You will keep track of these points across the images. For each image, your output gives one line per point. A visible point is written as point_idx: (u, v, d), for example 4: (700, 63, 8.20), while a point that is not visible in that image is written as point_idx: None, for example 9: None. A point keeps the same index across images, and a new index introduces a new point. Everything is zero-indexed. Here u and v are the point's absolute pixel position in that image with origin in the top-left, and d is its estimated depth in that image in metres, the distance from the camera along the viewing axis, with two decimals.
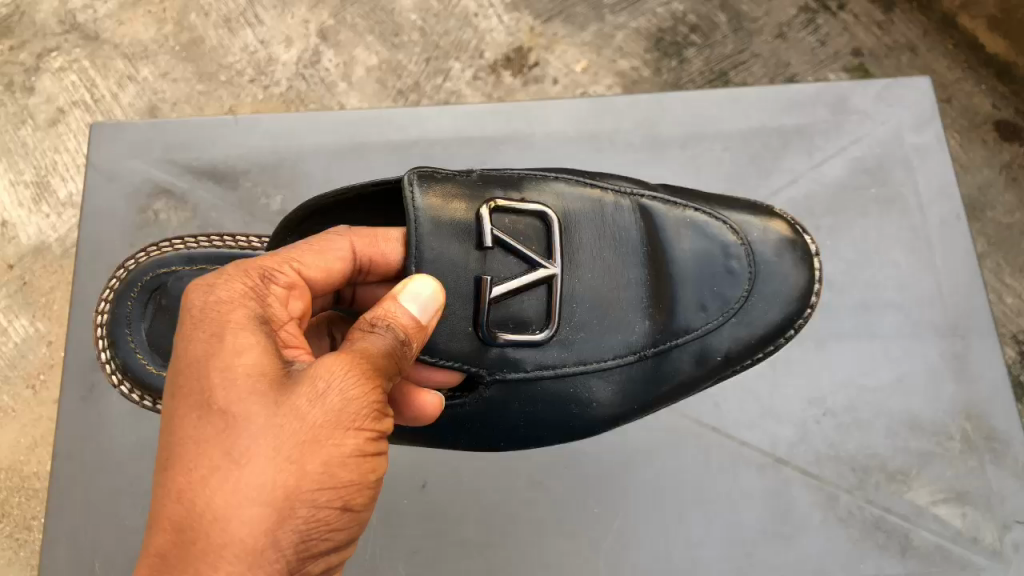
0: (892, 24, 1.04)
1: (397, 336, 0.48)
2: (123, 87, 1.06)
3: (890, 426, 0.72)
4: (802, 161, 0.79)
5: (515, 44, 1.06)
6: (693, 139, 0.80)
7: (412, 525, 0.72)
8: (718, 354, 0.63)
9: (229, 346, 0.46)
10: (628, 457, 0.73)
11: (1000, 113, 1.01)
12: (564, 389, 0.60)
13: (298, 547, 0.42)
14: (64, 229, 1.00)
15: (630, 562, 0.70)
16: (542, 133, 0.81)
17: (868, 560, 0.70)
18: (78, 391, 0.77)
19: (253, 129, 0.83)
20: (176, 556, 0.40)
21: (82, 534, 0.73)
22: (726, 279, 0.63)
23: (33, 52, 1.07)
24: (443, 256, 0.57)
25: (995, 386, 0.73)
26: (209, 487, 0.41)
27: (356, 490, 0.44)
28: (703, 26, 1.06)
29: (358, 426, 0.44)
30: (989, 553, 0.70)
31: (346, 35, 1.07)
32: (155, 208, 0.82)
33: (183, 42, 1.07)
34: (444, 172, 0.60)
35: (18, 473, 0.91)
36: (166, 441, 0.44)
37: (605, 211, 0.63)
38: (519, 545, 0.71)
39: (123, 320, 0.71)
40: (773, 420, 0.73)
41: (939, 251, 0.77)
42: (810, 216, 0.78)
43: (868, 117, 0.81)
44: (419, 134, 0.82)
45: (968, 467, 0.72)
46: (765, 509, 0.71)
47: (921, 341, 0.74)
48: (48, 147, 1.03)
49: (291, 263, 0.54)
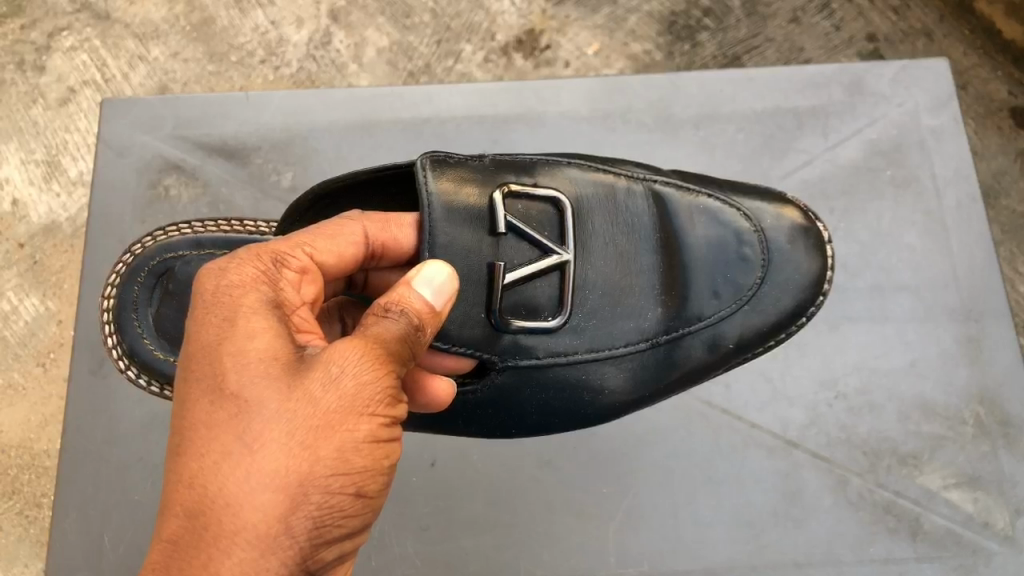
0: (908, 9, 1.03)
1: (411, 321, 0.48)
2: (134, 67, 1.05)
3: (902, 409, 0.72)
4: (817, 143, 0.79)
5: (527, 27, 1.05)
6: (706, 120, 0.79)
7: (421, 502, 0.72)
8: (729, 341, 0.63)
9: (241, 330, 0.46)
10: (637, 440, 0.73)
11: (1017, 101, 1.00)
12: (576, 376, 0.60)
13: (311, 534, 0.42)
14: (75, 209, 1.00)
15: (639, 545, 0.70)
16: (554, 112, 0.80)
17: (877, 543, 0.70)
18: (87, 367, 0.77)
19: (265, 105, 0.83)
20: (188, 541, 0.41)
21: (91, 505, 0.74)
22: (740, 267, 0.63)
23: (43, 31, 1.07)
24: (455, 242, 0.57)
25: (1010, 370, 0.72)
26: (221, 473, 0.41)
27: (371, 476, 0.44)
28: (717, 9, 1.05)
29: (371, 411, 0.44)
30: (1001, 538, 0.70)
31: (357, 16, 1.07)
32: (166, 183, 0.82)
33: (193, 22, 1.07)
34: (456, 156, 0.60)
35: (28, 451, 0.92)
36: (179, 426, 0.44)
37: (618, 198, 0.63)
38: (529, 527, 0.71)
39: (129, 305, 0.71)
40: (784, 403, 0.73)
41: (955, 235, 0.76)
42: (823, 198, 0.77)
43: (885, 99, 0.80)
44: (431, 112, 0.81)
45: (980, 452, 0.71)
46: (776, 491, 0.71)
47: (935, 325, 0.74)
48: (59, 127, 1.03)
49: (303, 247, 0.54)
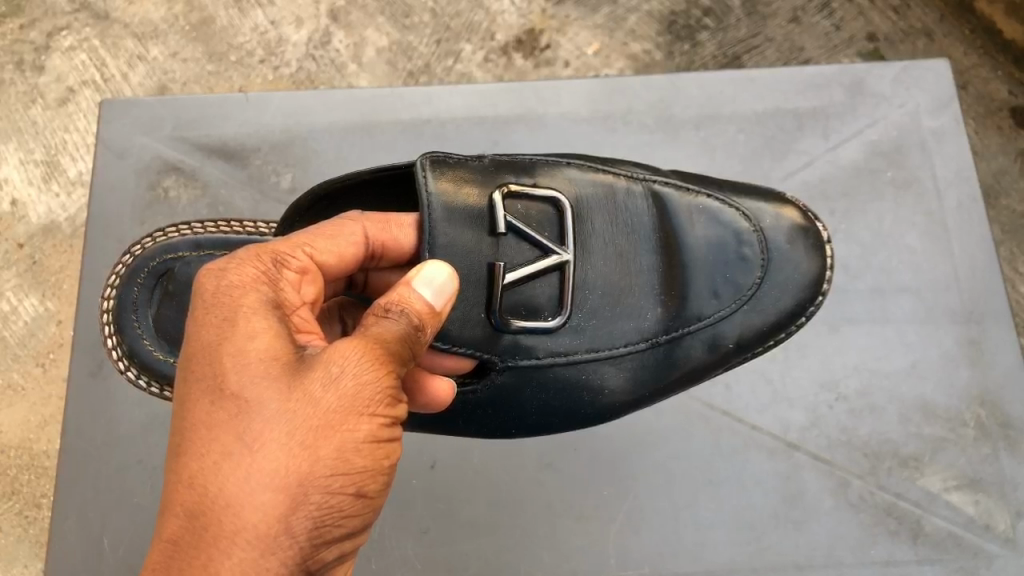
0: (908, 8, 1.03)
1: (411, 321, 0.48)
2: (133, 67, 1.05)
3: (903, 411, 0.72)
4: (818, 144, 0.79)
5: (526, 27, 1.05)
6: (707, 120, 0.79)
7: (421, 505, 0.72)
8: (729, 341, 0.63)
9: (241, 330, 0.46)
10: (638, 441, 0.73)
11: (1017, 100, 0.99)
12: (576, 377, 0.60)
13: (312, 534, 0.42)
14: (74, 209, 1.00)
15: (639, 546, 0.70)
16: (554, 112, 0.80)
17: (878, 545, 0.70)
18: (87, 368, 0.77)
19: (265, 106, 0.83)
20: (188, 542, 0.41)
21: (91, 508, 0.74)
22: (739, 267, 0.62)
23: (42, 30, 1.07)
24: (455, 242, 0.57)
25: (1011, 372, 0.72)
26: (222, 473, 0.41)
27: (371, 476, 0.44)
28: (717, 9, 1.05)
29: (372, 411, 0.44)
30: (1002, 540, 0.70)
31: (356, 15, 1.06)
32: (165, 184, 0.81)
33: (192, 22, 1.07)
34: (456, 157, 0.60)
35: (27, 452, 0.92)
36: (179, 426, 0.44)
37: (617, 198, 0.63)
38: (529, 528, 0.71)
39: (129, 305, 0.71)
40: (784, 405, 0.73)
41: (956, 236, 0.76)
42: (824, 199, 0.77)
43: (885, 99, 0.80)
44: (431, 113, 0.81)
45: (981, 454, 0.71)
46: (776, 493, 0.71)
47: (935, 326, 0.74)
48: (58, 127, 1.02)
49: (304, 247, 0.54)
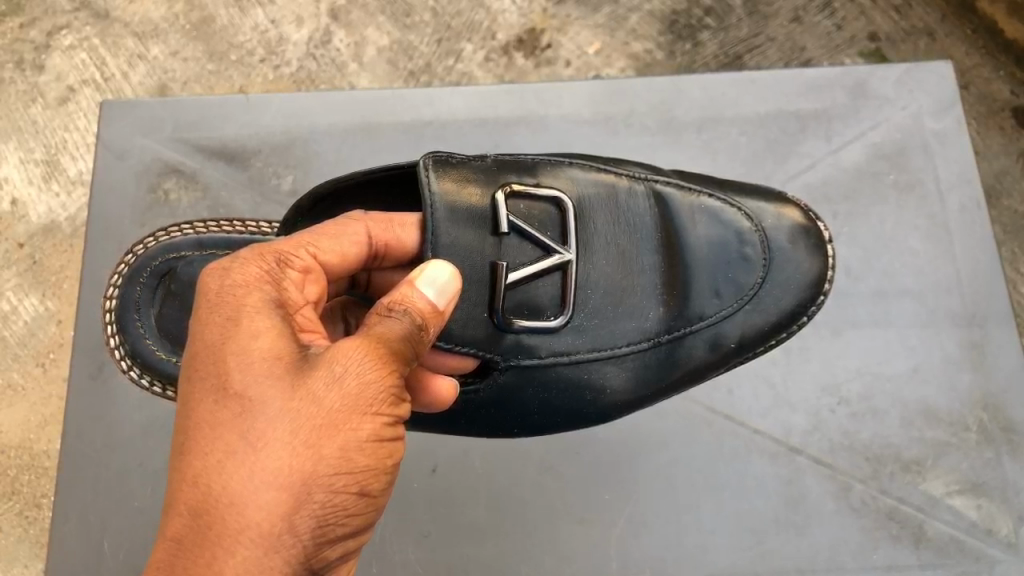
0: (910, 8, 1.03)
1: (414, 321, 0.48)
2: (133, 66, 1.05)
3: (905, 415, 0.72)
4: (820, 146, 0.79)
5: (527, 26, 1.05)
6: (709, 122, 0.79)
7: (422, 509, 0.72)
8: (730, 341, 0.63)
9: (245, 330, 0.46)
10: (640, 443, 0.73)
11: (1019, 101, 0.99)
12: (578, 376, 0.60)
13: (315, 533, 0.42)
14: (75, 208, 0.99)
15: (640, 549, 0.70)
16: (556, 114, 0.80)
17: (879, 550, 0.70)
18: (87, 371, 0.77)
19: (265, 107, 0.83)
20: (192, 540, 0.40)
21: (91, 510, 0.74)
22: (741, 266, 0.62)
23: (42, 29, 1.07)
24: (458, 242, 0.57)
25: (1013, 375, 0.72)
26: (226, 471, 0.41)
27: (374, 475, 0.44)
28: (717, 8, 1.05)
29: (375, 410, 0.44)
30: (1004, 545, 0.70)
31: (357, 14, 1.06)
32: (165, 187, 0.81)
33: (192, 20, 1.06)
34: (458, 156, 0.60)
35: (28, 452, 0.92)
36: (183, 424, 0.44)
37: (619, 197, 0.63)
38: (530, 531, 0.71)
39: (131, 305, 0.71)
40: (786, 409, 0.73)
41: (958, 239, 0.76)
42: (826, 202, 0.77)
43: (888, 102, 0.80)
44: (432, 115, 0.81)
45: (984, 458, 0.71)
46: (778, 498, 0.71)
47: (938, 330, 0.74)
48: (59, 126, 1.02)
49: (307, 247, 0.53)
